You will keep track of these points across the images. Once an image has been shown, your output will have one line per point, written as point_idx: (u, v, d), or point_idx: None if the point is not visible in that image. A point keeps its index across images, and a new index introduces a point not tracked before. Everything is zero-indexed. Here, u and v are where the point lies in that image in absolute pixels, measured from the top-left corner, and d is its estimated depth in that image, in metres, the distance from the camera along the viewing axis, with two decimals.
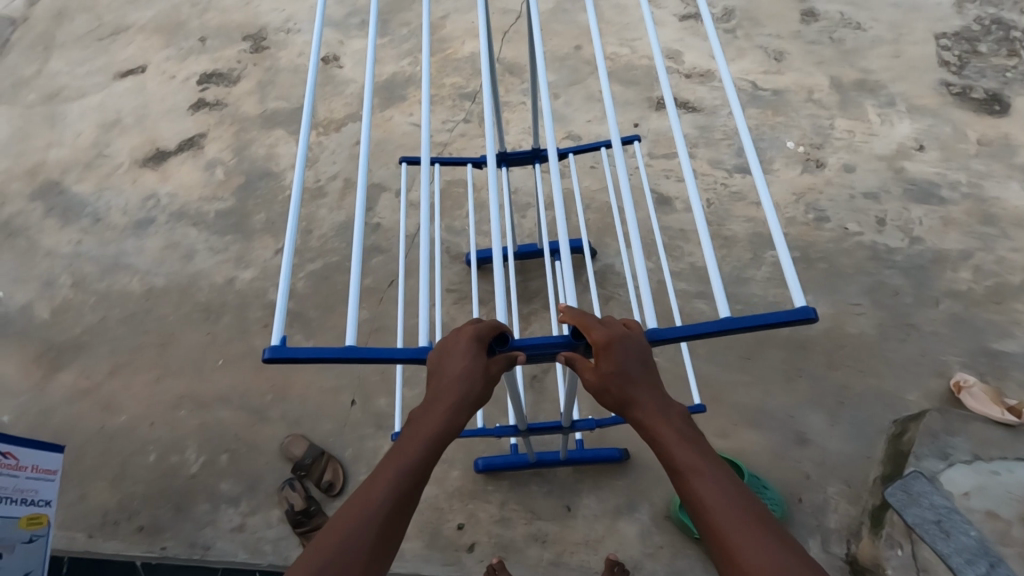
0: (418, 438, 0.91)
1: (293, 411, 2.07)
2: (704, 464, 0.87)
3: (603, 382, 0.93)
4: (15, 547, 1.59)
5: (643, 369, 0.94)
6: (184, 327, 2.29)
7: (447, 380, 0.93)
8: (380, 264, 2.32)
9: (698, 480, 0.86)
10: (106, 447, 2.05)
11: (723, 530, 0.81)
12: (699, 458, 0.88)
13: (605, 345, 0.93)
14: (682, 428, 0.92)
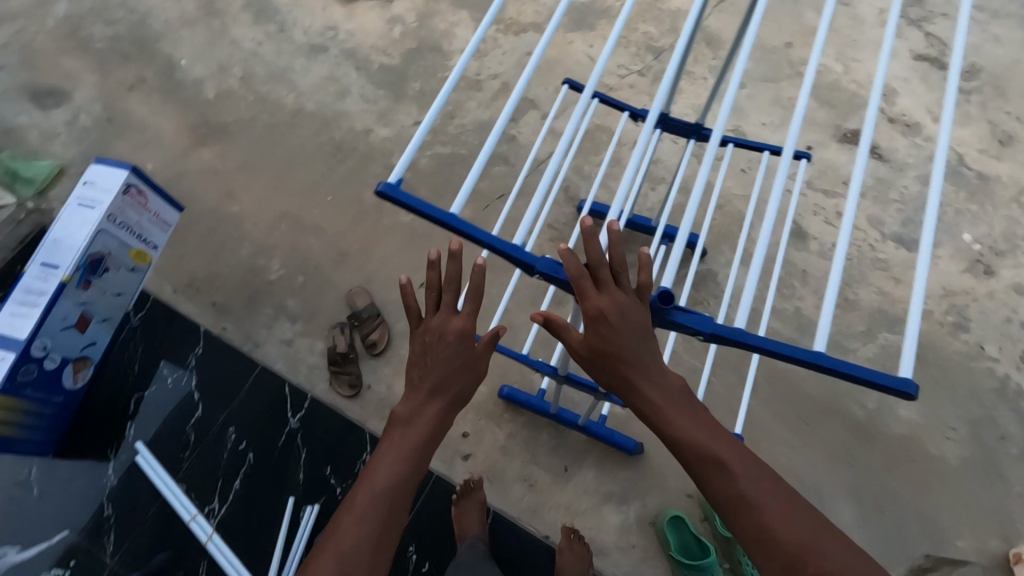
0: (416, 415, 1.03)
1: (370, 269, 2.21)
2: (728, 456, 0.88)
3: (598, 356, 0.91)
4: (122, 270, 1.80)
5: (640, 342, 0.90)
6: (313, 155, 2.45)
7: (433, 361, 1.04)
8: (500, 175, 2.35)
9: (722, 479, 0.87)
10: (214, 226, 2.29)
11: (745, 513, 0.85)
12: (724, 452, 0.88)
13: (598, 318, 0.88)
14: (698, 416, 0.91)
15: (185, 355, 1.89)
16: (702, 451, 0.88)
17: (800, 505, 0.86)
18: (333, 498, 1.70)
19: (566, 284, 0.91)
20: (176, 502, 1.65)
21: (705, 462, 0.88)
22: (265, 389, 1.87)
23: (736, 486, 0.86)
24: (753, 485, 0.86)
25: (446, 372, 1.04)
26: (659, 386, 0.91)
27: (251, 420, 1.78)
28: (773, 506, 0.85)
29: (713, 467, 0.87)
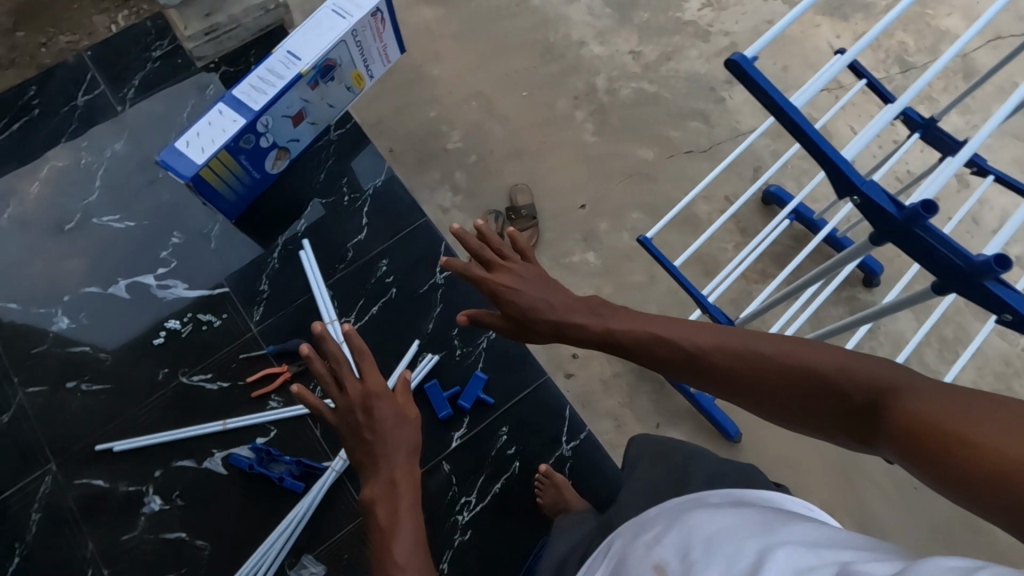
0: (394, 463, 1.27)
1: (538, 174, 2.25)
2: (738, 356, 1.01)
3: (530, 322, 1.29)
4: (342, 86, 1.90)
5: (546, 297, 1.28)
6: (522, 48, 2.46)
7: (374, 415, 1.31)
8: (694, 132, 2.29)
9: (738, 379, 1.01)
10: (413, 81, 2.39)
11: (771, 370, 0.96)
12: (730, 356, 1.02)
13: (511, 293, 1.29)
14: (678, 335, 1.11)
15: (367, 182, 1.96)
16: (709, 368, 1.05)
17: (850, 362, 0.89)
18: (452, 357, 1.75)
19: (910, 220, 0.76)
20: (320, 304, 1.77)
21: (717, 374, 1.04)
22: (424, 241, 1.90)
23: (769, 381, 0.97)
24: (779, 371, 0.95)
25: (383, 416, 1.33)
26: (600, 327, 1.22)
27: (405, 264, 1.86)
28: (817, 379, 0.91)
29: (720, 367, 1.03)
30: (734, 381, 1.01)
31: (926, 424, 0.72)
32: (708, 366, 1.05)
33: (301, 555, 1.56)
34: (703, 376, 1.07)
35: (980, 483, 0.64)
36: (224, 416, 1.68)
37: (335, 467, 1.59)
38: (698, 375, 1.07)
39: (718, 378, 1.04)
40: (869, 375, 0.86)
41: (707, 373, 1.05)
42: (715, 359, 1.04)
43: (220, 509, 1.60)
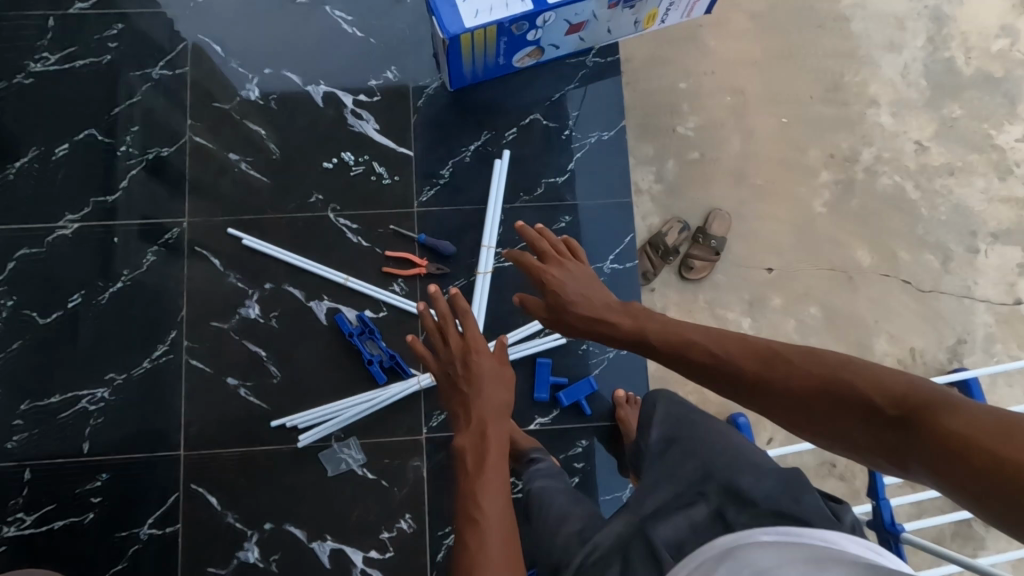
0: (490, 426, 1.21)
1: (745, 209, 2.02)
2: (759, 358, 0.97)
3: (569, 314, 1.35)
4: (630, 18, 1.68)
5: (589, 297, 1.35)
6: (810, 71, 2.14)
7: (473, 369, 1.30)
8: (925, 265, 2.01)
9: (759, 379, 0.95)
10: (684, 40, 2.11)
11: (812, 377, 0.89)
12: (751, 359, 0.98)
13: (560, 282, 1.37)
14: (710, 338, 1.07)
15: (594, 128, 1.76)
16: (727, 368, 1.01)
17: (870, 368, 0.84)
18: (577, 348, 1.65)
19: None
20: (487, 224, 1.65)
21: (737, 377, 0.99)
22: (612, 221, 1.73)
23: (792, 385, 0.91)
24: (798, 372, 0.91)
25: (481, 372, 1.30)
26: (631, 321, 1.25)
27: (582, 232, 1.71)
28: (841, 387, 0.85)
29: (739, 362, 0.99)
30: (756, 387, 0.96)
31: (966, 442, 0.68)
32: (725, 364, 1.02)
33: (351, 436, 1.57)
34: (723, 374, 1.02)
35: (1023, 493, 0.61)
36: (349, 273, 1.63)
37: (421, 382, 1.56)
38: (720, 374, 1.02)
39: (738, 382, 0.99)
40: (899, 387, 0.79)
41: (728, 366, 1.02)
42: (735, 356, 1.01)
43: (305, 353, 1.60)
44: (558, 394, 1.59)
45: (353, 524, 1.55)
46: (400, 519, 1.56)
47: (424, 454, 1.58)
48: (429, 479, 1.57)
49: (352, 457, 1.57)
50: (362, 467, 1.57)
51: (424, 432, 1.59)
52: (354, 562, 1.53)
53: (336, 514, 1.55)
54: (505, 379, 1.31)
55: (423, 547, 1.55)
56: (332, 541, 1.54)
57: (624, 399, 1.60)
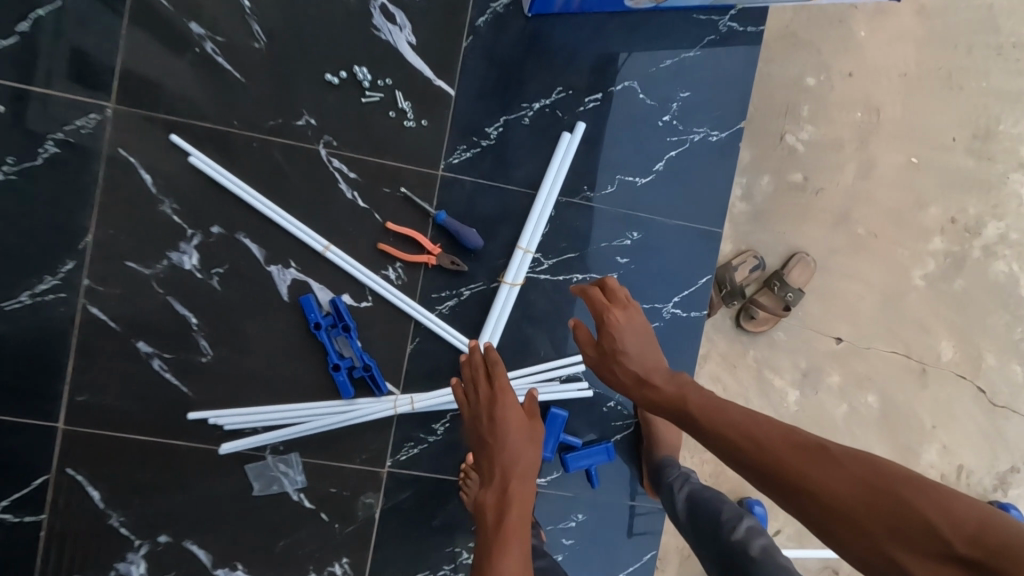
0: (515, 501, 0.94)
1: (835, 261, 1.63)
2: (802, 450, 0.78)
3: (618, 370, 1.06)
4: None
5: (644, 347, 1.06)
6: (964, 105, 1.68)
7: (504, 422, 1.00)
8: (1008, 375, 1.71)
9: (801, 478, 0.75)
10: (825, 24, 1.62)
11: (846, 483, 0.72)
12: (793, 450, 0.78)
13: (618, 326, 1.07)
14: (714, 412, 0.89)
15: (704, 120, 1.28)
16: (761, 455, 0.80)
17: (937, 494, 0.68)
18: (601, 404, 1.29)
19: None
20: (531, 219, 1.21)
21: (772, 467, 0.78)
22: (692, 251, 1.30)
23: (840, 494, 0.72)
24: (849, 481, 0.72)
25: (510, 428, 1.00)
26: (677, 375, 0.99)
27: (649, 257, 1.28)
28: (906, 513, 0.68)
29: (782, 455, 0.78)
30: (795, 489, 0.75)
31: None
32: (760, 447, 0.80)
33: (293, 451, 1.20)
34: (758, 462, 0.80)
35: None
36: (333, 239, 1.19)
37: (397, 409, 1.18)
38: (752, 460, 0.80)
39: (772, 475, 0.78)
40: (971, 518, 0.65)
41: (770, 455, 0.79)
42: (771, 442, 0.80)
43: (252, 333, 1.18)
44: (564, 457, 1.26)
45: (273, 557, 1.21)
46: (334, 562, 1.22)
47: (381, 491, 1.24)
48: (381, 522, 1.24)
49: (288, 477, 1.21)
50: (298, 492, 1.21)
51: (386, 466, 1.23)
52: None
53: (253, 542, 1.20)
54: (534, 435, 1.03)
55: None
56: (241, 572, 1.20)
57: (647, 446, 1.26)
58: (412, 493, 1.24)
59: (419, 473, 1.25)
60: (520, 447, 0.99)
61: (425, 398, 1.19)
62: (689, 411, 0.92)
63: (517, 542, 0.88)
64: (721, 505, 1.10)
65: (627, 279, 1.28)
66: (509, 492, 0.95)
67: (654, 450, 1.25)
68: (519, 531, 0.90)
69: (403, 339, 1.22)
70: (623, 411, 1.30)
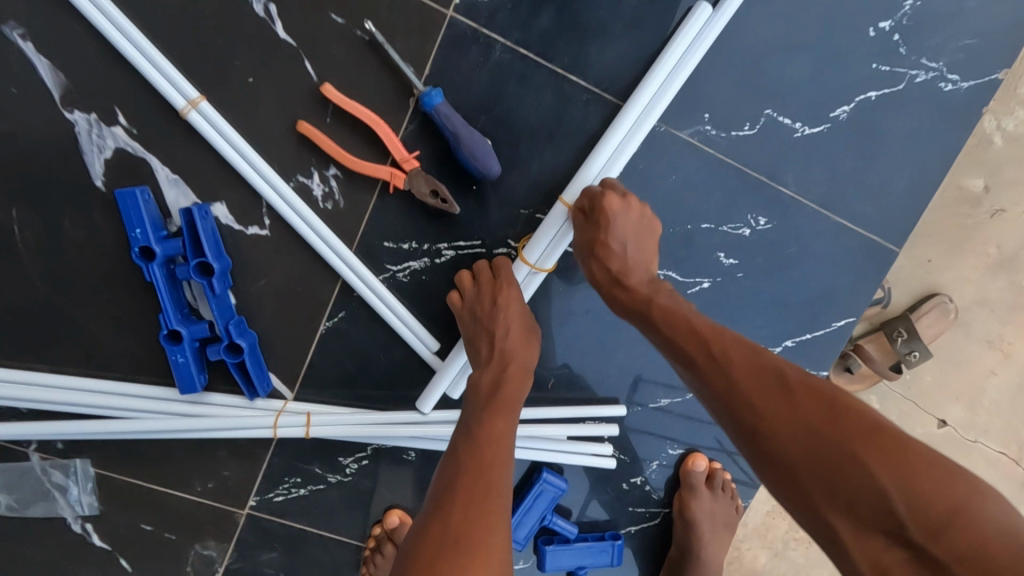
0: (509, 404, 0.58)
1: (988, 320, 1.10)
2: (759, 372, 0.47)
3: (605, 260, 0.62)
4: None
5: (644, 250, 0.63)
6: None
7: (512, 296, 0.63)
8: None
9: (752, 416, 0.46)
10: None
11: (794, 435, 0.44)
12: (749, 371, 0.48)
13: (619, 209, 0.61)
14: (661, 308, 0.56)
15: (942, 48, 0.70)
16: (707, 368, 0.50)
17: (918, 463, 0.40)
18: (619, 479, 0.80)
19: None
20: (598, 157, 0.64)
21: (718, 391, 0.49)
22: (847, 275, 0.74)
23: (790, 448, 0.44)
24: (813, 430, 0.43)
25: (510, 335, 0.62)
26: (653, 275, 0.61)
27: (774, 268, 0.74)
28: (859, 480, 0.41)
29: (733, 373, 0.48)
30: (743, 427, 0.47)
31: None
32: (709, 355, 0.50)
33: (79, 458, 0.68)
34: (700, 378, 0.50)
35: None
36: (215, 92, 0.62)
37: (278, 434, 0.64)
38: (689, 371, 0.51)
39: (716, 401, 0.49)
40: (950, 501, 0.38)
41: (718, 370, 0.49)
42: (725, 352, 0.50)
43: (25, 235, 0.62)
44: (540, 547, 0.77)
45: None
46: None
47: (230, 543, 0.73)
48: None
49: (66, 496, 0.69)
50: (81, 521, 0.70)
51: (248, 507, 0.73)
52: None
53: None
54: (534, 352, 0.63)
55: None
56: None
57: (676, 559, 0.80)
58: (283, 553, 0.75)
59: (302, 528, 0.74)
60: (529, 338, 0.63)
61: (330, 420, 0.65)
62: (649, 310, 0.57)
63: (505, 469, 0.54)
64: None
65: (726, 294, 0.74)
66: (501, 388, 0.59)
67: (690, 573, 0.79)
68: (509, 449, 0.55)
69: (315, 308, 0.67)
70: (650, 495, 0.81)
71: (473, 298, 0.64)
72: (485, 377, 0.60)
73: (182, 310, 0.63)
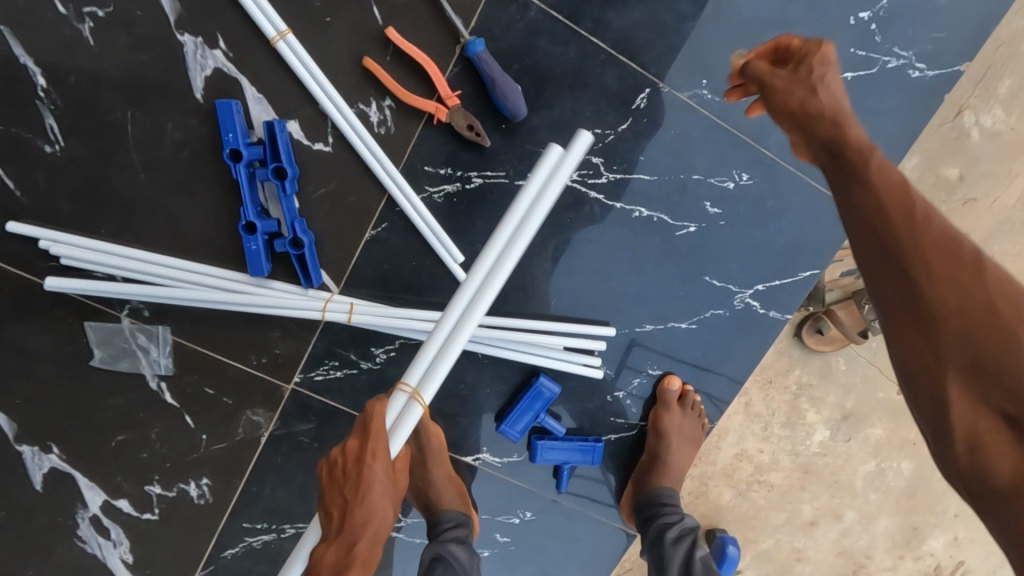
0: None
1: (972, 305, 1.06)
2: (953, 250, 0.46)
3: (811, 89, 0.59)
4: None
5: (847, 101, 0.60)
6: None
7: (362, 473, 0.65)
8: None
9: (921, 281, 0.46)
10: None
11: (975, 314, 0.45)
12: (937, 247, 0.47)
13: (822, 64, 0.60)
14: (867, 161, 0.53)
15: (912, 39, 0.82)
16: (898, 226, 0.49)
17: None
18: (603, 392, 0.94)
19: None
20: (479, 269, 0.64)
21: (894, 254, 0.48)
22: (816, 231, 0.87)
23: (954, 317, 0.45)
24: (981, 306, 0.44)
25: (365, 508, 0.66)
26: (844, 125, 0.57)
27: (752, 217, 0.86)
28: (1010, 361, 0.43)
29: (920, 240, 0.47)
30: (905, 290, 0.47)
31: None
32: (906, 219, 0.49)
33: (161, 325, 0.84)
34: (875, 234, 0.49)
35: None
36: (301, 28, 0.76)
37: (324, 316, 0.77)
38: (857, 233, 0.51)
39: (885, 262, 0.48)
40: None
41: (904, 236, 0.48)
42: (925, 221, 0.48)
43: (132, 132, 0.77)
44: (533, 441, 0.92)
45: (104, 453, 0.86)
46: (190, 479, 0.88)
47: (276, 412, 0.88)
48: (265, 450, 0.89)
49: (147, 355, 0.84)
50: (157, 379, 0.85)
51: (293, 382, 0.87)
52: (83, 503, 0.87)
53: (82, 421, 0.85)
54: (386, 517, 0.67)
55: (207, 533, 0.89)
56: (57, 458, 0.86)
57: (647, 464, 0.94)
58: (318, 425, 0.89)
59: (336, 406, 0.89)
60: (383, 507, 0.67)
61: (369, 311, 0.78)
62: (847, 158, 0.54)
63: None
64: (696, 547, 0.86)
65: (708, 238, 0.87)
66: (340, 574, 0.65)
67: (656, 476, 0.92)
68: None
69: (363, 216, 0.81)
70: (628, 409, 0.95)
71: (342, 470, 0.67)
72: (327, 558, 0.66)
73: (258, 208, 0.76)
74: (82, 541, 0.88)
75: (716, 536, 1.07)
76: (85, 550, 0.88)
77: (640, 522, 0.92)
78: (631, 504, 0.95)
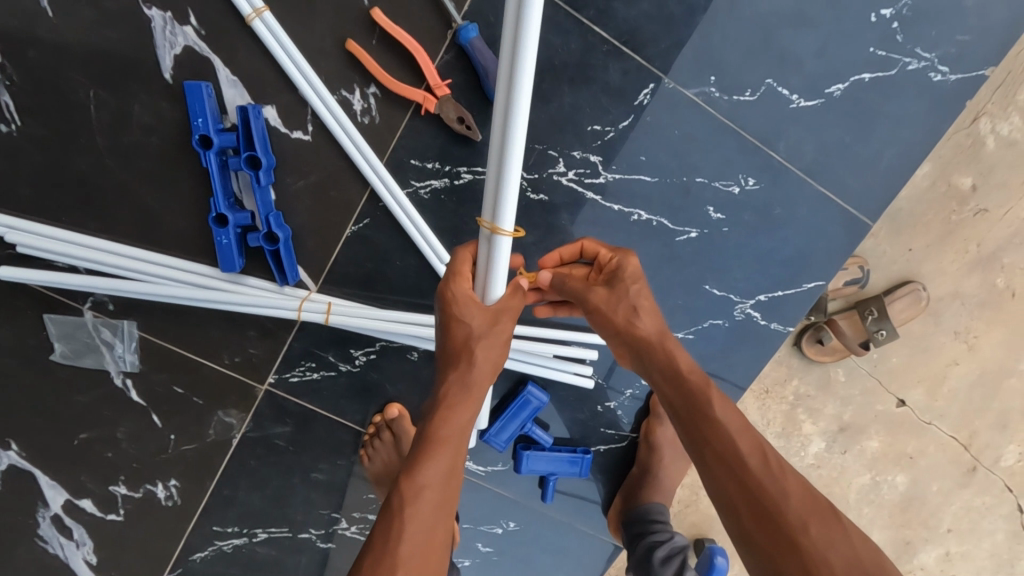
0: (448, 432, 0.62)
1: (986, 319, 1.01)
2: (812, 500, 0.56)
3: (620, 301, 0.68)
4: None
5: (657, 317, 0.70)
6: None
7: (464, 312, 0.63)
8: None
9: (802, 540, 0.53)
10: None
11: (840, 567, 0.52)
12: (800, 495, 0.56)
13: (633, 279, 0.68)
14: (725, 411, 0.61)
15: (936, 40, 0.76)
16: (761, 476, 0.58)
17: None
18: (595, 401, 0.90)
19: None
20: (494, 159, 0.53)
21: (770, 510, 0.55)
22: (825, 243, 0.82)
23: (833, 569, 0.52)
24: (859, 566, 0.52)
25: (471, 336, 0.63)
26: (669, 342, 0.67)
27: (757, 226, 0.81)
28: None
29: (786, 494, 0.56)
30: (790, 550, 0.53)
31: None
32: (768, 468, 0.58)
33: (127, 320, 0.79)
34: (744, 479, 0.58)
35: None
36: (280, 6, 0.70)
37: (300, 316, 0.72)
38: (729, 484, 0.58)
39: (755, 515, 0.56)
40: None
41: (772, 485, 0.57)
42: (782, 470, 0.58)
43: (96, 113, 0.71)
44: (519, 450, 0.88)
45: (65, 451, 0.82)
46: (158, 481, 0.84)
47: (249, 414, 0.83)
48: (238, 452, 0.84)
49: (112, 352, 0.80)
50: (123, 376, 0.81)
51: (268, 383, 0.83)
52: (43, 503, 0.83)
53: (43, 417, 0.81)
54: (493, 352, 0.64)
55: (174, 537, 0.85)
56: (17, 454, 0.82)
57: (637, 478, 0.90)
58: (294, 428, 0.85)
59: (313, 409, 0.84)
60: (475, 360, 0.63)
61: (348, 312, 0.73)
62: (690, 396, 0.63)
63: (438, 491, 0.59)
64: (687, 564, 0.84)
65: (711, 245, 0.82)
66: (441, 418, 0.62)
67: (646, 491, 0.89)
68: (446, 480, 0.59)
69: (343, 211, 0.76)
70: (620, 420, 0.91)
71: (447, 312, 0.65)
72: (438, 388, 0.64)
73: (230, 198, 0.71)
74: (44, 542, 0.83)
75: (706, 546, 1.02)
76: (46, 550, 0.83)
77: (627, 538, 0.88)
78: (619, 518, 0.91)
